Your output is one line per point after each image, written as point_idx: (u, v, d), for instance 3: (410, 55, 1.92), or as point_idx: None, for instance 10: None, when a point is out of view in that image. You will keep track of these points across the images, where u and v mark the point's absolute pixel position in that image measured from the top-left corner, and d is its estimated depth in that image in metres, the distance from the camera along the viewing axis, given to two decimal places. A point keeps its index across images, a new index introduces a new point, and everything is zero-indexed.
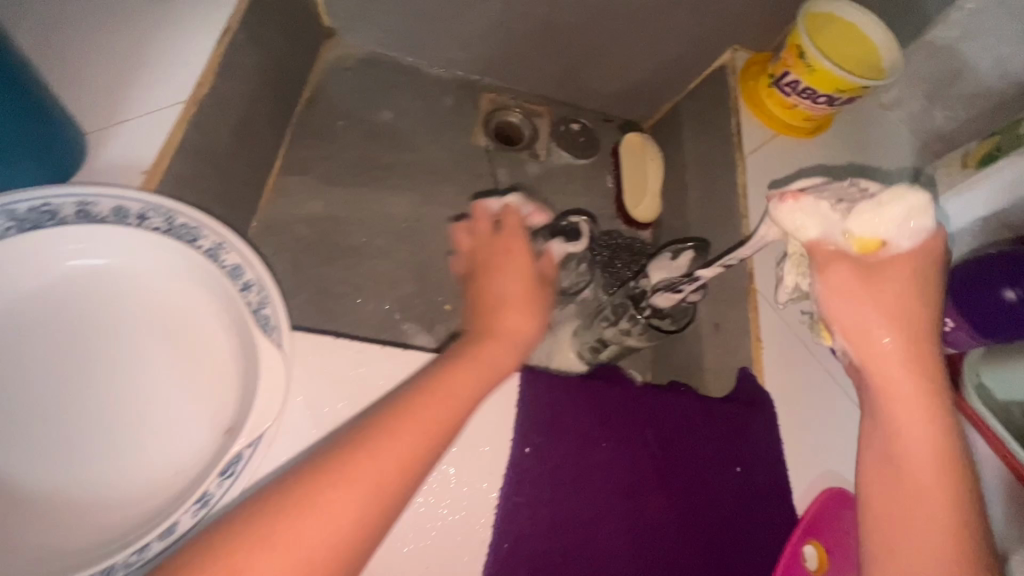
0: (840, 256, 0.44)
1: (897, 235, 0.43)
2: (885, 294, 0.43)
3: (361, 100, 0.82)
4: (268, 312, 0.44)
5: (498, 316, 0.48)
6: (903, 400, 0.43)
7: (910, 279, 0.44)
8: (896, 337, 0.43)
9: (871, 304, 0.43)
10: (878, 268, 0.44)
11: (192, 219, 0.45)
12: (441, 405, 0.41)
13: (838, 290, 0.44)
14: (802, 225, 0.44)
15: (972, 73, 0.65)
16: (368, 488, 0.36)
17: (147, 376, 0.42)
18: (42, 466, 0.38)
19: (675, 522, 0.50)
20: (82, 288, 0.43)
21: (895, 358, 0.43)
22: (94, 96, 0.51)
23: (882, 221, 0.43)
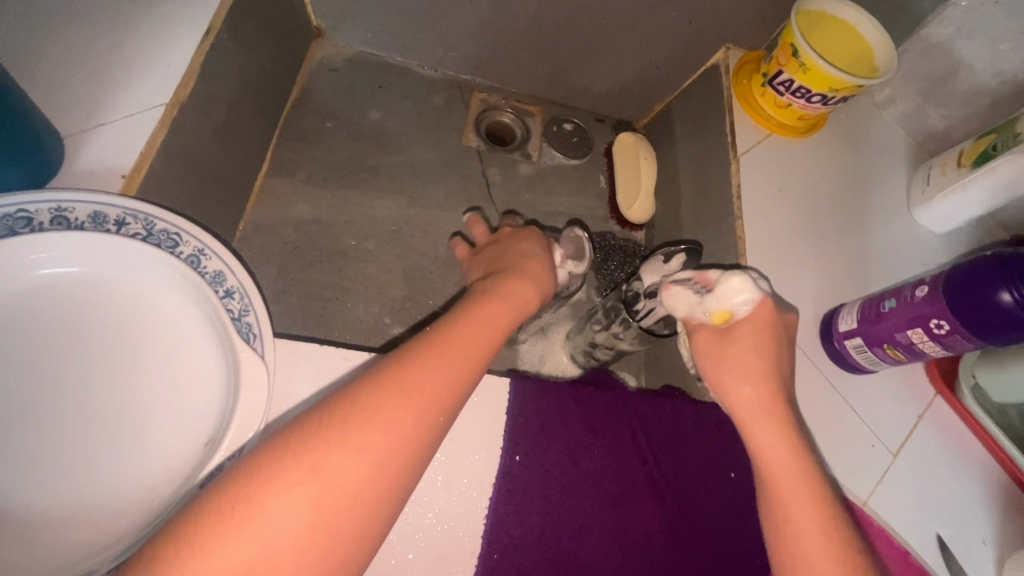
0: (703, 326, 0.48)
1: (744, 305, 0.47)
2: (741, 353, 0.46)
3: (349, 101, 0.81)
4: (251, 320, 0.44)
5: (519, 266, 0.50)
6: (764, 433, 0.45)
7: (763, 341, 0.47)
8: (757, 386, 0.46)
9: (731, 361, 0.47)
10: (731, 330, 0.47)
11: (172, 225, 0.44)
12: (481, 330, 0.42)
13: (703, 353, 0.48)
14: (673, 308, 0.50)
15: (968, 71, 0.64)
16: (416, 401, 0.37)
17: (125, 384, 0.41)
18: (13, 480, 0.37)
19: (667, 531, 0.49)
20: (56, 297, 0.42)
21: (757, 404, 0.45)
22: (72, 98, 0.50)
23: (729, 299, 0.47)
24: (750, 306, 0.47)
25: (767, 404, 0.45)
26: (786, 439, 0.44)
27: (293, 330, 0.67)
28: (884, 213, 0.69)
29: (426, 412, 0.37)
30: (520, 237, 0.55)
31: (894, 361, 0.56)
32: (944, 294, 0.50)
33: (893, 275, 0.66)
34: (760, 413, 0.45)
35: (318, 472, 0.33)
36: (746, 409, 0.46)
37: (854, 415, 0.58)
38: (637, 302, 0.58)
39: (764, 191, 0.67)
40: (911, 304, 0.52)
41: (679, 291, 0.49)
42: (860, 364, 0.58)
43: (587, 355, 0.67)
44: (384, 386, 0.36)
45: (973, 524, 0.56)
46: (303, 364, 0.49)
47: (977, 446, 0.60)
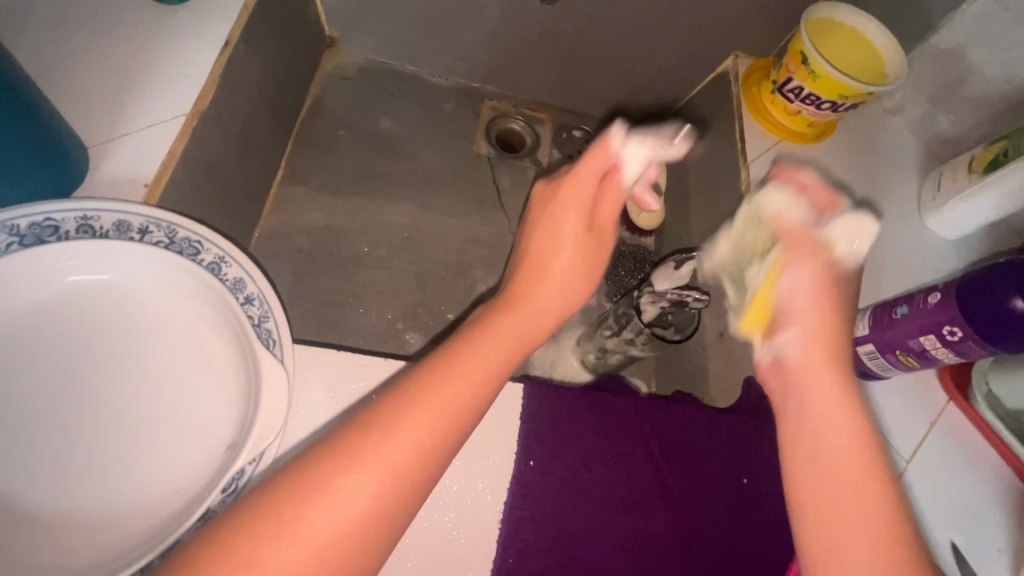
0: (799, 233, 0.47)
1: (850, 248, 0.46)
2: (831, 292, 0.45)
3: (361, 110, 0.82)
4: (270, 326, 0.44)
5: (530, 289, 0.43)
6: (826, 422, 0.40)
7: (847, 296, 0.46)
8: (827, 338, 0.44)
9: (822, 300, 0.44)
10: (834, 273, 0.46)
11: (194, 232, 0.45)
12: (470, 379, 0.37)
13: (800, 279, 0.45)
14: (781, 213, 0.49)
15: (978, 77, 0.64)
16: (382, 469, 0.33)
17: (147, 390, 0.42)
18: (41, 482, 0.38)
19: (681, 538, 0.49)
20: (82, 303, 0.43)
21: (820, 358, 0.43)
22: (96, 109, 0.51)
23: (844, 236, 0.47)
24: (853, 251, 0.47)
25: (836, 397, 0.41)
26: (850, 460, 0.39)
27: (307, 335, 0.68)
28: (895, 219, 0.69)
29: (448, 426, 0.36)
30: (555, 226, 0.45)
31: (906, 367, 0.56)
32: (956, 300, 0.50)
33: (905, 281, 0.66)
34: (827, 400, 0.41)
35: (333, 487, 0.32)
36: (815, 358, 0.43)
37: None
38: (648, 308, 0.59)
39: None
40: (922, 311, 0.52)
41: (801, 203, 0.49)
42: (871, 370, 0.58)
43: (598, 360, 0.68)
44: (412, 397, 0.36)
45: (987, 532, 0.56)
46: (320, 370, 0.50)
47: (991, 454, 0.60)
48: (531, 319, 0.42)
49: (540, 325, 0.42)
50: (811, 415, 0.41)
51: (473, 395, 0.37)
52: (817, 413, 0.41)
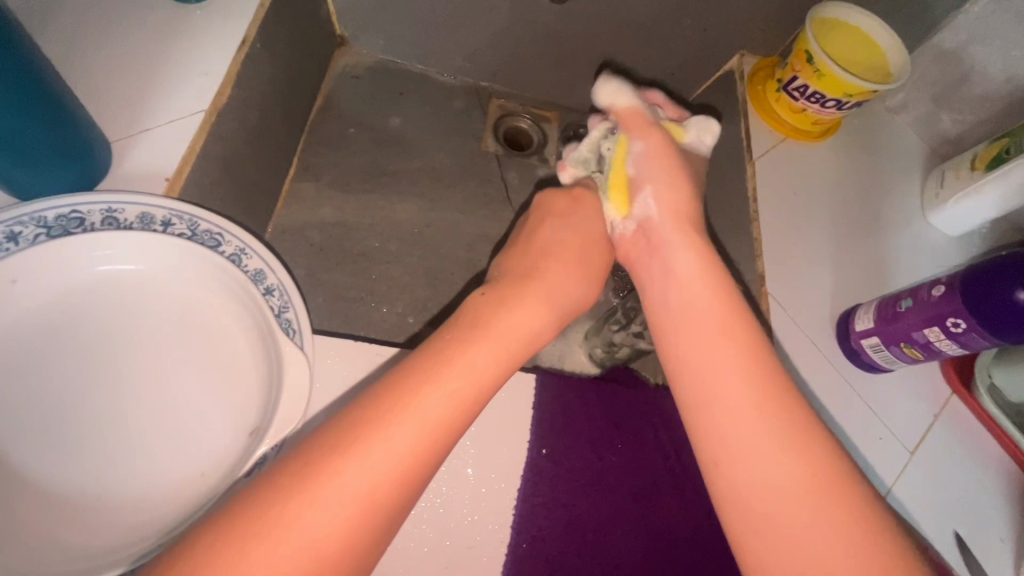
0: (636, 116, 0.53)
1: (694, 138, 0.56)
2: (671, 161, 0.51)
3: (371, 108, 0.84)
4: (290, 315, 0.45)
5: (542, 273, 0.49)
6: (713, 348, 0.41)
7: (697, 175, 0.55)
8: (677, 201, 0.50)
9: (666, 174, 0.51)
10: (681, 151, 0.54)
11: (215, 225, 0.46)
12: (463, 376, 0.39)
13: (664, 156, 0.51)
14: (616, 102, 0.54)
15: (980, 76, 0.65)
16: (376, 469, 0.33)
17: (169, 377, 0.43)
18: (69, 466, 0.39)
19: (690, 524, 0.50)
20: (108, 294, 0.44)
21: (668, 220, 0.50)
22: (118, 105, 0.52)
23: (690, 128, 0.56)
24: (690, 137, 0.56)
25: (718, 314, 0.42)
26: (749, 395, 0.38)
27: (321, 328, 0.69)
28: (898, 215, 0.71)
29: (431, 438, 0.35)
30: (578, 233, 0.53)
31: (911, 359, 0.57)
32: (960, 294, 0.51)
33: (909, 276, 0.67)
34: (708, 325, 0.42)
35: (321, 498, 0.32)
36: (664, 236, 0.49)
37: (870, 412, 0.59)
38: None
39: (780, 194, 0.69)
40: (927, 303, 0.53)
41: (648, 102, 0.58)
42: (877, 363, 0.59)
43: (607, 353, 0.68)
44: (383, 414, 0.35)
45: (990, 521, 0.57)
46: (337, 360, 0.51)
47: (994, 446, 0.61)
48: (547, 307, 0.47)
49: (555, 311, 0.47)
50: (676, 304, 0.45)
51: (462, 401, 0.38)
52: (691, 314, 0.43)
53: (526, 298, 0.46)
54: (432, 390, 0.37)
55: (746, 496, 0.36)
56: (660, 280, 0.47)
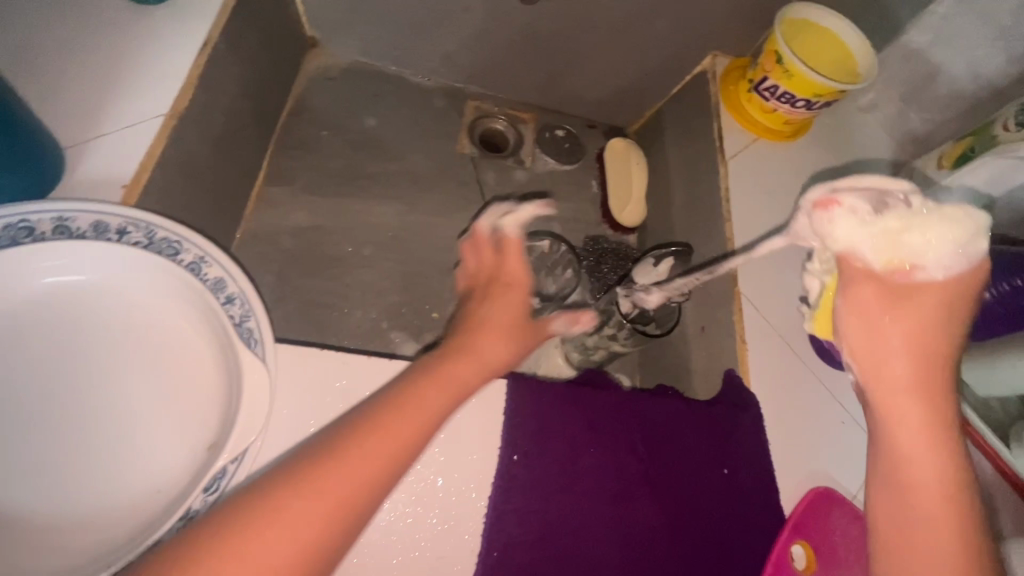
0: (868, 276, 0.43)
1: (933, 261, 0.42)
2: (909, 313, 0.41)
3: (344, 110, 0.82)
4: (252, 325, 0.44)
5: (477, 341, 0.46)
6: (913, 445, 0.39)
7: (937, 306, 0.41)
8: (907, 356, 0.40)
9: (875, 332, 0.41)
10: (905, 293, 0.42)
11: (173, 232, 0.45)
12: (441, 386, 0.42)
13: (858, 307, 0.42)
14: (833, 234, 0.44)
15: (945, 76, 0.66)
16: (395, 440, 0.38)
17: (129, 391, 0.42)
18: (19, 486, 0.38)
19: (663, 526, 0.50)
20: (60, 307, 0.42)
21: (894, 376, 0.40)
22: (71, 109, 0.51)
23: (919, 247, 0.42)
24: (930, 260, 0.42)
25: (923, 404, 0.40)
26: (943, 460, 0.39)
27: (290, 337, 0.68)
28: None
29: (396, 454, 0.38)
30: (509, 303, 0.50)
31: None
32: None
33: None
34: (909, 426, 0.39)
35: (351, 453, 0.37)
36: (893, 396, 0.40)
37: (845, 412, 0.59)
38: (631, 308, 0.61)
39: (753, 195, 0.69)
40: None
41: (911, 212, 0.42)
42: None
43: (581, 355, 0.67)
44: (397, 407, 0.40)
45: None
46: (304, 367, 0.50)
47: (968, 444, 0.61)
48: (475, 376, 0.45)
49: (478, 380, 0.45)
50: (899, 387, 0.40)
51: (429, 417, 0.40)
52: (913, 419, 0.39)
53: (454, 364, 0.44)
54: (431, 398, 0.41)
55: (902, 528, 0.39)
56: (891, 391, 0.40)
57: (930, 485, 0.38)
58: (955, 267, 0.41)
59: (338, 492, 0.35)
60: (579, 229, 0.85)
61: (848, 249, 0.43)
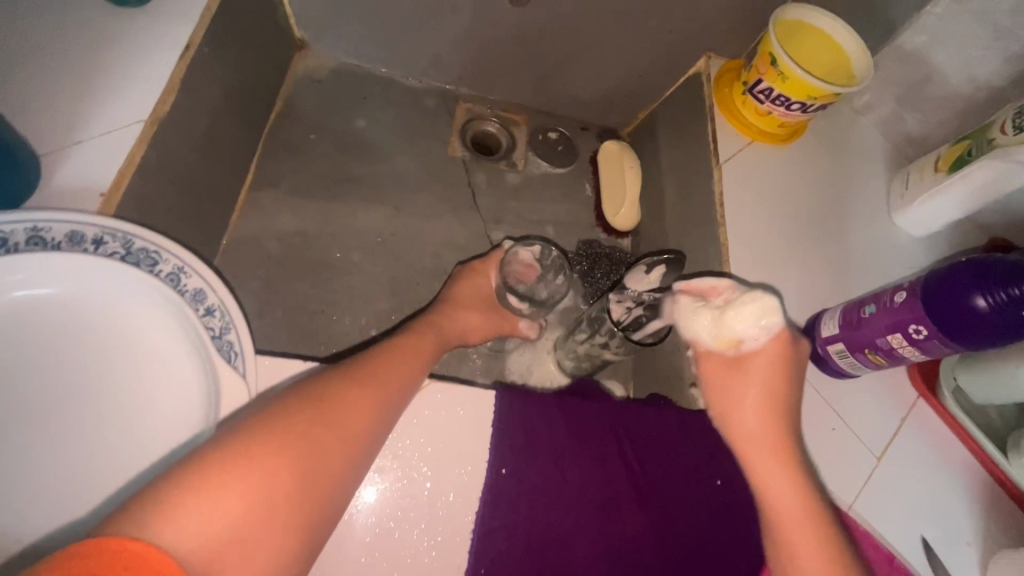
0: (716, 359, 0.50)
1: (756, 334, 0.49)
2: (742, 378, 0.49)
3: (333, 112, 0.81)
4: (232, 337, 0.45)
5: (460, 311, 0.62)
6: (767, 471, 0.45)
7: (771, 367, 0.48)
8: (754, 406, 0.48)
9: (729, 391, 0.49)
10: (738, 364, 0.49)
11: (151, 242, 0.44)
12: (396, 369, 0.47)
13: (713, 377, 0.50)
14: (685, 325, 0.52)
15: (941, 78, 0.65)
16: (333, 432, 0.40)
17: (105, 405, 0.41)
18: None
19: (654, 538, 0.49)
20: (29, 320, 0.41)
21: (745, 420, 0.48)
22: (47, 116, 0.49)
23: (739, 325, 0.49)
24: (753, 335, 0.49)
25: (775, 438, 0.46)
26: (796, 484, 0.44)
27: (274, 348, 0.67)
28: (864, 217, 0.70)
29: (337, 441, 0.40)
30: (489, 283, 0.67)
31: (875, 365, 0.57)
32: (922, 300, 0.50)
33: (873, 279, 0.67)
34: (763, 456, 0.46)
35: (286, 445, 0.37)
36: (748, 441, 0.47)
37: (837, 421, 0.58)
38: (624, 316, 0.58)
39: (746, 199, 0.68)
40: (889, 309, 0.53)
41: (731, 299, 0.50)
42: (842, 369, 0.59)
43: (573, 362, 0.67)
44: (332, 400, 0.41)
45: (954, 524, 0.57)
46: (288, 381, 0.49)
47: (961, 450, 0.60)
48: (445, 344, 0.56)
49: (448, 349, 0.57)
50: (753, 425, 0.47)
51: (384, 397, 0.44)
52: (761, 448, 0.46)
53: (446, 323, 0.59)
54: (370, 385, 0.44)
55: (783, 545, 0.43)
56: (747, 429, 0.47)
57: (789, 504, 0.43)
58: (772, 334, 0.49)
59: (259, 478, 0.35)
60: (572, 232, 0.84)
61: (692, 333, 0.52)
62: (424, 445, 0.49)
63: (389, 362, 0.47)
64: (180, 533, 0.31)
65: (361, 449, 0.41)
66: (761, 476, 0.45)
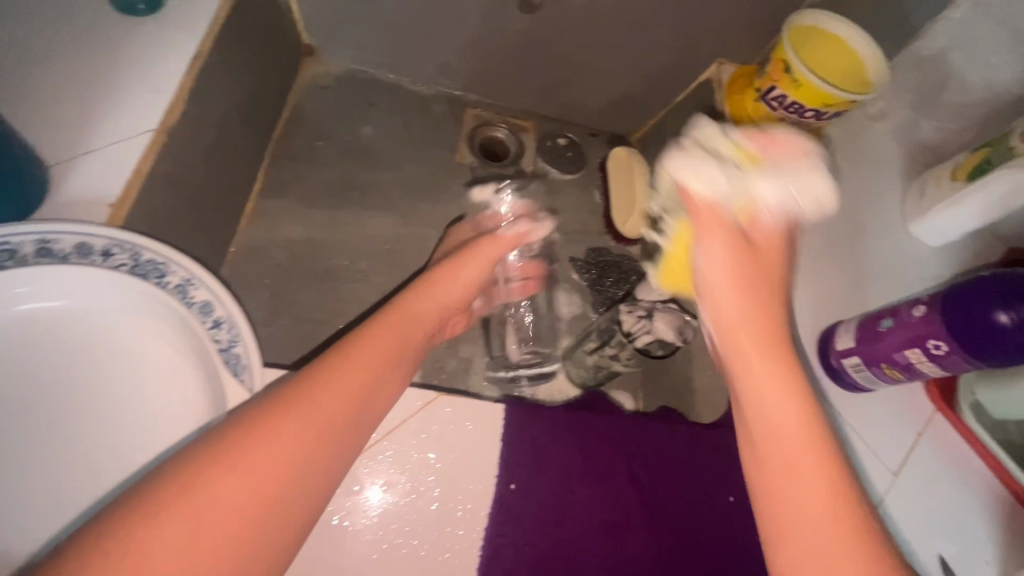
0: (721, 223, 0.40)
1: (795, 203, 0.41)
2: (740, 265, 0.40)
3: (341, 118, 0.81)
4: (239, 350, 0.44)
5: (436, 276, 0.55)
6: (778, 413, 0.36)
7: (776, 261, 0.41)
8: (747, 300, 0.39)
9: (717, 288, 0.40)
10: (750, 247, 0.41)
11: (160, 254, 0.44)
12: (370, 352, 0.45)
13: (711, 264, 0.40)
14: (693, 178, 0.41)
15: (959, 83, 0.64)
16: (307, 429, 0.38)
17: (111, 417, 0.41)
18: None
19: (664, 560, 0.48)
20: (37, 334, 0.41)
21: (738, 319, 0.39)
22: (56, 126, 0.49)
23: (769, 190, 0.41)
24: (782, 208, 0.41)
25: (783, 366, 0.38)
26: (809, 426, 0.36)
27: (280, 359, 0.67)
28: (879, 227, 0.69)
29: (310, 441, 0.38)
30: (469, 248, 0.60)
31: (892, 379, 0.55)
32: (942, 315, 0.49)
33: (889, 290, 0.66)
34: (770, 394, 0.37)
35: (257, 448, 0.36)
36: (742, 337, 0.39)
37: (850, 436, 0.57)
38: (633, 329, 0.57)
39: None
40: (908, 324, 0.52)
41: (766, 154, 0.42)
42: (858, 383, 0.58)
43: (581, 374, 0.65)
44: (300, 395, 0.40)
45: (972, 545, 0.55)
46: None
47: (980, 467, 0.59)
48: (419, 327, 0.50)
49: (426, 331, 0.51)
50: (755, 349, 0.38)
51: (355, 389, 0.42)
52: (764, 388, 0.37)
53: (414, 294, 0.52)
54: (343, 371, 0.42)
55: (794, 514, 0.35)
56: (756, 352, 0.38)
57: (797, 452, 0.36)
58: (803, 213, 0.41)
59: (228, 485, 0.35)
60: (581, 240, 0.83)
61: (698, 186, 0.41)
62: (434, 459, 0.49)
63: (366, 345, 0.45)
64: (161, 537, 0.32)
65: (341, 442, 0.40)
66: (772, 425, 0.36)
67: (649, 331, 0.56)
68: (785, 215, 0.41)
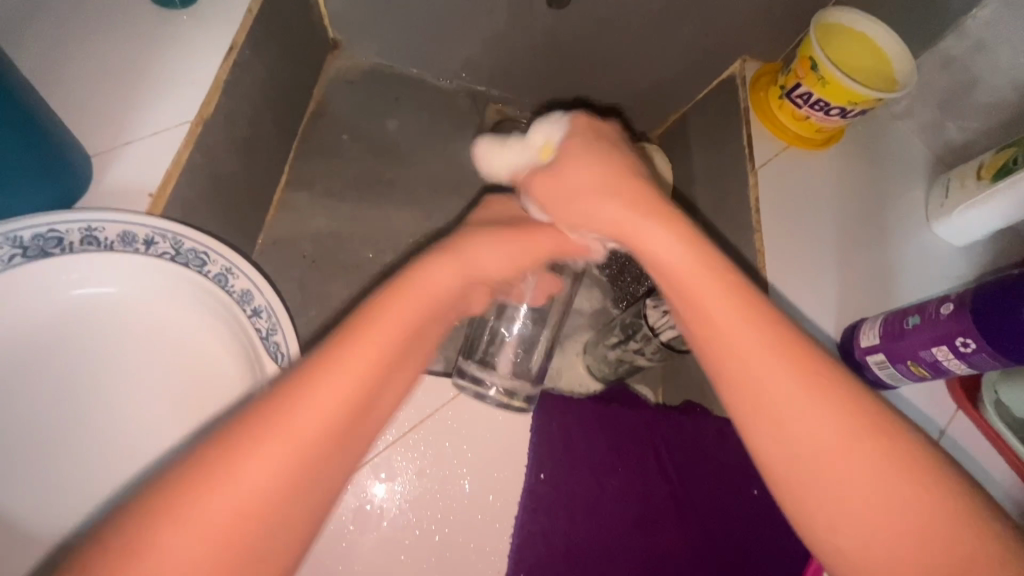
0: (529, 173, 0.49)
1: (557, 127, 0.48)
2: (575, 176, 0.44)
3: (366, 112, 0.82)
4: (278, 339, 0.46)
5: (489, 264, 0.46)
6: (783, 401, 0.35)
7: (589, 149, 0.45)
8: (598, 196, 0.43)
9: (569, 207, 0.44)
10: (559, 162, 0.45)
11: (200, 244, 0.45)
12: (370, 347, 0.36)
13: (548, 197, 0.45)
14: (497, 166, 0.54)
15: (986, 83, 0.63)
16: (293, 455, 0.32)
17: (156, 402, 0.43)
18: (57, 495, 0.39)
19: (690, 551, 0.49)
20: (83, 319, 0.42)
21: (600, 217, 0.43)
22: (97, 118, 0.50)
23: (545, 131, 0.49)
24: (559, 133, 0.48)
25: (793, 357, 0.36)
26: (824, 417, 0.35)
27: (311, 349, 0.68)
28: (903, 226, 0.69)
29: (301, 464, 0.32)
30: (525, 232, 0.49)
31: (917, 377, 0.56)
32: (970, 313, 0.50)
33: (913, 288, 0.66)
34: (712, 300, 0.38)
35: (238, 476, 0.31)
36: (623, 220, 0.42)
37: None
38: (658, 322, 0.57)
39: (782, 205, 0.68)
40: (935, 322, 0.52)
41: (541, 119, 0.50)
42: (883, 380, 0.58)
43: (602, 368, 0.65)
44: (286, 410, 0.33)
45: None
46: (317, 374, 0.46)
47: (1002, 465, 0.59)
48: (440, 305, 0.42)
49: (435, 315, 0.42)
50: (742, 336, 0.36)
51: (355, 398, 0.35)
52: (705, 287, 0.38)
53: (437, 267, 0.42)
54: (335, 373, 0.35)
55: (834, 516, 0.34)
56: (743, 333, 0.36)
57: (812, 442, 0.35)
58: (568, 124, 0.48)
59: (216, 520, 0.30)
60: None
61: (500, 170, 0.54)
62: (465, 448, 0.51)
63: (367, 336, 0.36)
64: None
65: (334, 460, 0.34)
66: (753, 381, 0.36)
67: (674, 325, 0.55)
68: (561, 132, 0.47)
